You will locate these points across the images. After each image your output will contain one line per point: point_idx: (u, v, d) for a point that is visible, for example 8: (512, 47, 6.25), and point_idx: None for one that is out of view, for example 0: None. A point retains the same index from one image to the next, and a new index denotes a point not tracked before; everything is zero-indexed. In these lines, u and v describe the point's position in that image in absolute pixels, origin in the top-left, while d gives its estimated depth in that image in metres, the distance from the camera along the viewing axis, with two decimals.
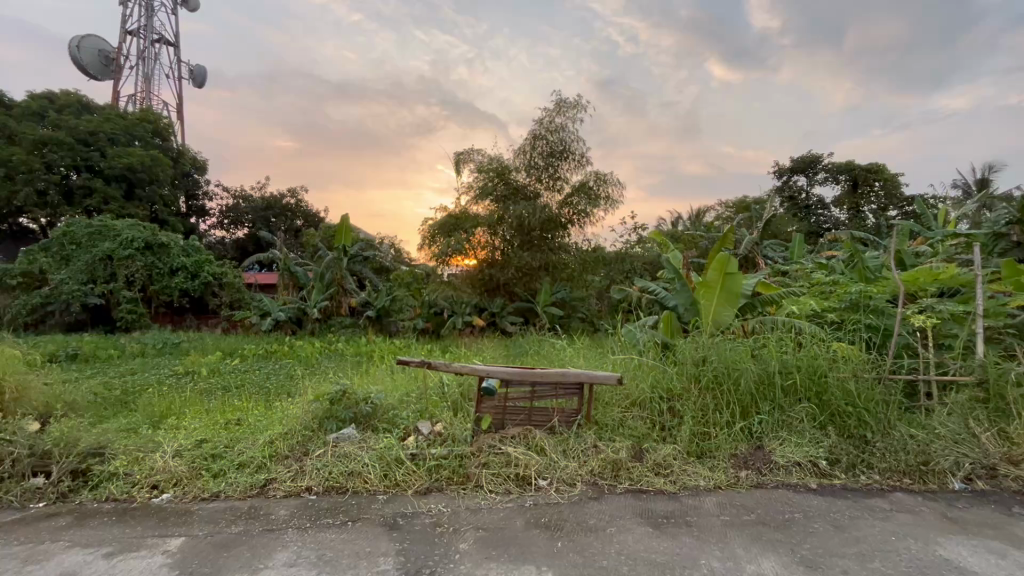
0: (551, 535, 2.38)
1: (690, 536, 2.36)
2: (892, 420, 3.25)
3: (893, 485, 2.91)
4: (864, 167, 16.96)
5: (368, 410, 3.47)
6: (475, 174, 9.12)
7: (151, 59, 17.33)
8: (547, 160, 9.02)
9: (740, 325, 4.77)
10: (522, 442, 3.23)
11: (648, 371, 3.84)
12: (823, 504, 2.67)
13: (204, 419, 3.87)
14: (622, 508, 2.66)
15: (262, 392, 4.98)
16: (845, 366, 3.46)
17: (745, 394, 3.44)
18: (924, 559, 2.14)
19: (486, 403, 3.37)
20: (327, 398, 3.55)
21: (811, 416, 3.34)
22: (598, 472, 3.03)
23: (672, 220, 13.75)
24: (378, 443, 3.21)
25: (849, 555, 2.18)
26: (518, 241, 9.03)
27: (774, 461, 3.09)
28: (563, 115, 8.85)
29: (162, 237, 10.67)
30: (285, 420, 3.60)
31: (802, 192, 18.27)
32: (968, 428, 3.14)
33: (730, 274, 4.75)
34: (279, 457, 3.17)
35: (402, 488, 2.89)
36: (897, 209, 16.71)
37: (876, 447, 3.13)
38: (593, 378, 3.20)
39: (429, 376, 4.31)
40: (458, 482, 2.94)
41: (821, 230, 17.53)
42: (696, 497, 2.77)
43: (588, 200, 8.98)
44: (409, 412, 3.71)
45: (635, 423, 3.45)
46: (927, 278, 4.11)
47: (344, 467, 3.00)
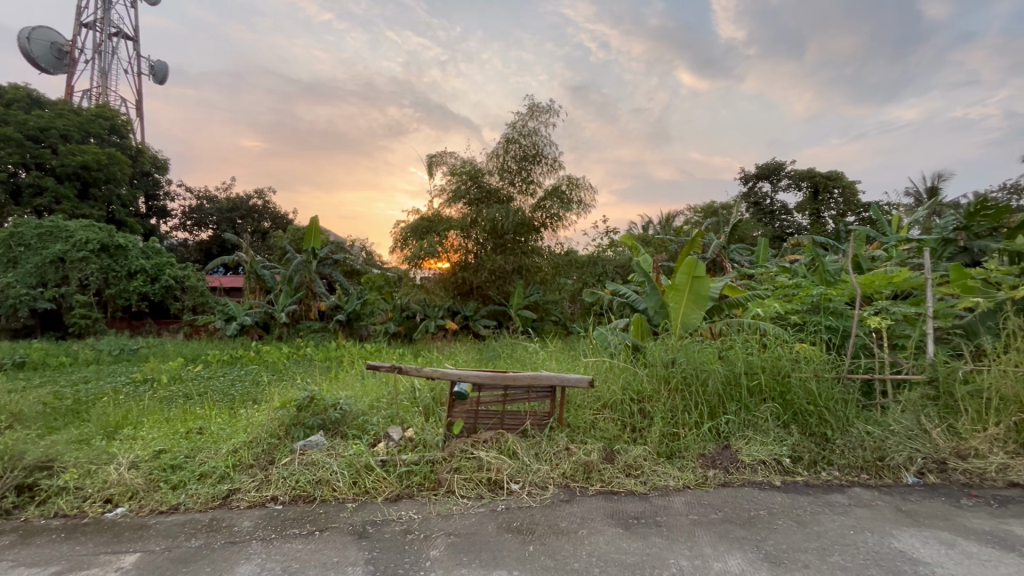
0: (522, 539, 2.38)
1: (659, 536, 2.39)
2: (851, 418, 3.37)
3: (851, 480, 3.03)
4: (824, 175, 17.67)
5: (337, 416, 3.40)
6: (448, 177, 9.09)
7: (108, 54, 16.67)
8: (520, 164, 9.04)
9: (708, 328, 4.87)
10: (494, 446, 3.21)
11: (618, 373, 3.89)
12: (786, 500, 2.75)
13: (164, 429, 3.72)
14: (592, 510, 2.68)
15: (226, 399, 4.82)
16: (807, 367, 3.57)
17: (713, 394, 3.52)
18: (880, 552, 2.22)
19: (458, 407, 3.37)
20: (294, 405, 3.45)
21: (775, 415, 3.44)
22: (570, 475, 3.05)
23: (642, 224, 13.99)
24: (347, 449, 3.15)
25: (810, 549, 2.25)
26: (491, 244, 9.04)
27: (740, 460, 3.16)
28: (535, 119, 8.90)
29: (119, 238, 10.23)
30: (249, 427, 3.50)
31: (767, 198, 18.85)
32: (920, 425, 3.30)
33: (698, 277, 4.85)
34: (243, 467, 3.07)
35: (372, 495, 2.84)
36: (856, 215, 17.40)
37: (835, 443, 3.25)
38: (565, 381, 3.21)
39: (399, 381, 4.26)
40: (429, 488, 2.92)
41: (785, 234, 18.13)
42: (666, 497, 2.82)
43: (559, 204, 9.03)
44: (379, 418, 3.64)
45: (606, 425, 3.49)
46: (881, 281, 4.29)
47: (312, 475, 2.93)
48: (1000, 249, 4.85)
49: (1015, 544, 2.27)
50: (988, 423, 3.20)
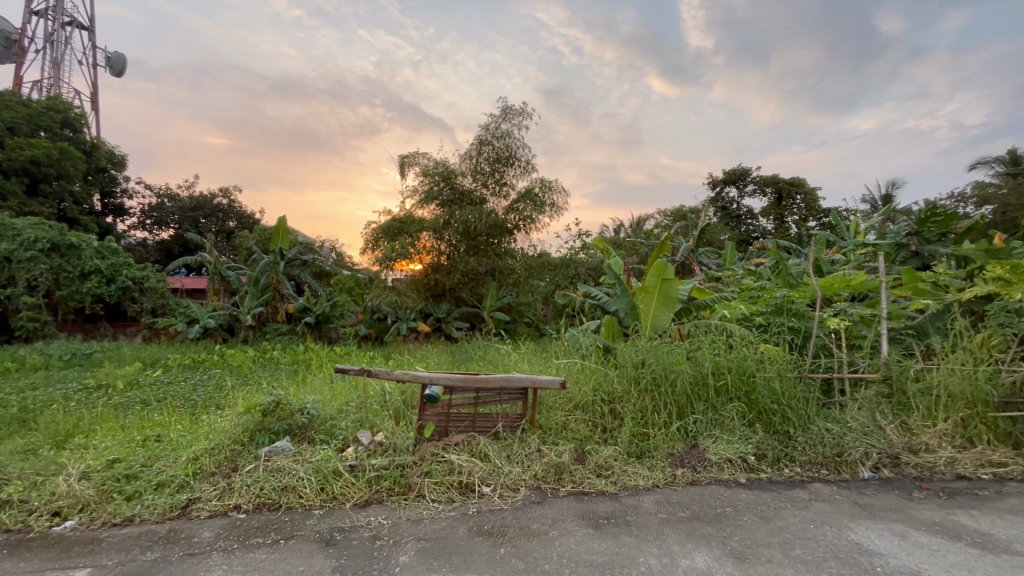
0: (493, 542, 2.37)
1: (629, 536, 2.42)
2: (812, 416, 3.48)
3: (812, 476, 3.13)
4: (787, 181, 18.27)
5: (304, 421, 3.32)
6: (421, 178, 9.01)
7: (61, 44, 15.91)
8: (493, 166, 9.03)
9: (677, 330, 4.96)
10: (465, 449, 3.19)
11: (589, 374, 3.92)
12: (751, 497, 2.83)
13: (118, 437, 3.55)
14: (564, 511, 2.69)
15: (188, 405, 4.64)
16: (771, 367, 3.67)
17: (681, 394, 3.59)
18: (838, 544, 2.30)
19: (429, 410, 3.33)
20: (259, 410, 3.35)
21: (740, 413, 3.53)
22: (541, 476, 3.06)
23: (614, 227, 14.17)
24: (315, 455, 3.07)
25: (773, 544, 2.31)
26: (464, 246, 9.01)
27: (707, 458, 3.23)
28: (508, 121, 8.92)
29: (71, 237, 9.74)
30: (212, 434, 3.38)
31: (733, 202, 19.38)
32: (876, 421, 3.45)
33: (668, 279, 4.95)
34: (203, 475, 2.97)
35: (340, 501, 2.78)
36: (816, 220, 18.05)
37: (797, 441, 3.36)
38: (536, 382, 3.22)
39: (369, 384, 4.19)
40: (399, 493, 2.87)
41: (750, 238, 18.67)
42: (635, 497, 2.85)
43: (533, 206, 9.05)
44: (348, 422, 3.58)
45: (577, 425, 3.53)
46: (840, 284, 4.44)
47: (277, 482, 2.85)
48: (948, 254, 5.12)
49: (962, 534, 2.39)
50: (937, 419, 3.38)
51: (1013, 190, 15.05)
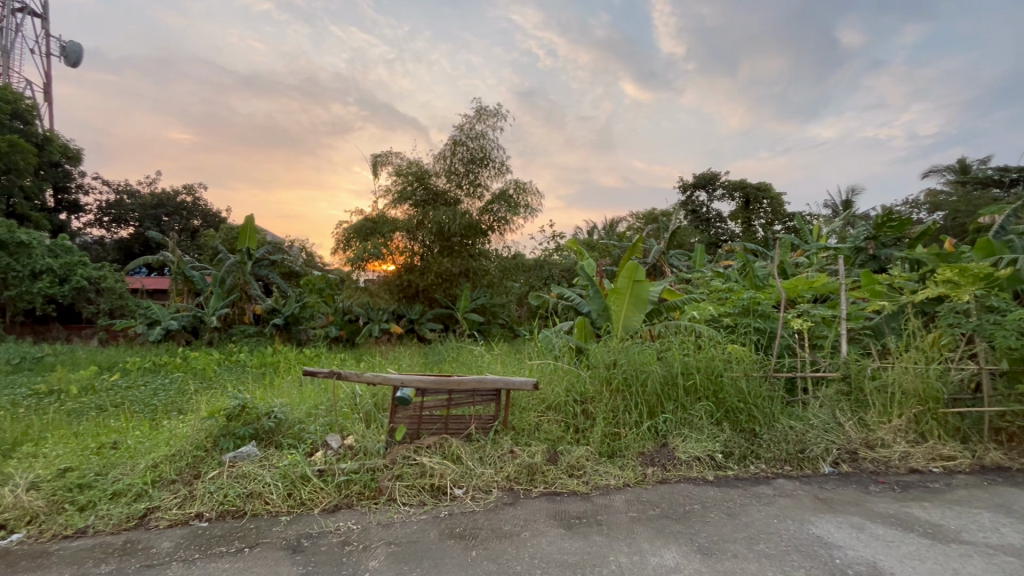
0: (465, 545, 2.35)
1: (600, 535, 2.44)
2: (776, 414, 3.59)
3: (776, 472, 3.23)
4: (754, 186, 18.79)
5: (271, 425, 3.23)
6: (394, 177, 8.92)
7: (11, 31, 15.12)
8: (467, 167, 9.00)
9: (648, 330, 5.03)
10: (437, 452, 3.17)
11: (563, 375, 3.95)
12: (718, 494, 2.90)
13: (71, 444, 3.39)
14: (535, 512, 2.70)
15: (147, 410, 4.46)
16: (738, 366, 3.75)
17: (652, 394, 3.65)
18: (800, 538, 2.37)
19: (401, 412, 3.29)
20: (224, 414, 3.25)
21: (708, 412, 3.60)
22: (514, 477, 3.06)
23: (587, 229, 14.30)
24: (281, 460, 3.00)
25: (738, 539, 2.37)
26: (438, 246, 8.94)
27: (677, 457, 3.30)
28: (483, 122, 8.91)
29: (21, 234, 9.23)
30: (173, 440, 3.26)
31: (703, 206, 19.82)
32: (836, 418, 3.58)
33: (639, 281, 5.02)
34: (163, 482, 2.85)
35: (308, 507, 2.72)
36: (782, 224, 18.62)
37: (763, 439, 3.46)
38: (510, 383, 3.22)
39: (339, 387, 4.11)
40: (369, 497, 2.83)
41: (720, 241, 19.14)
42: (607, 497, 2.88)
43: (507, 208, 9.06)
44: (317, 425, 3.49)
45: (550, 426, 3.54)
46: (804, 286, 4.59)
47: (241, 489, 2.77)
48: (902, 257, 5.37)
49: (914, 525, 2.50)
50: (892, 416, 3.54)
51: (961, 197, 15.90)
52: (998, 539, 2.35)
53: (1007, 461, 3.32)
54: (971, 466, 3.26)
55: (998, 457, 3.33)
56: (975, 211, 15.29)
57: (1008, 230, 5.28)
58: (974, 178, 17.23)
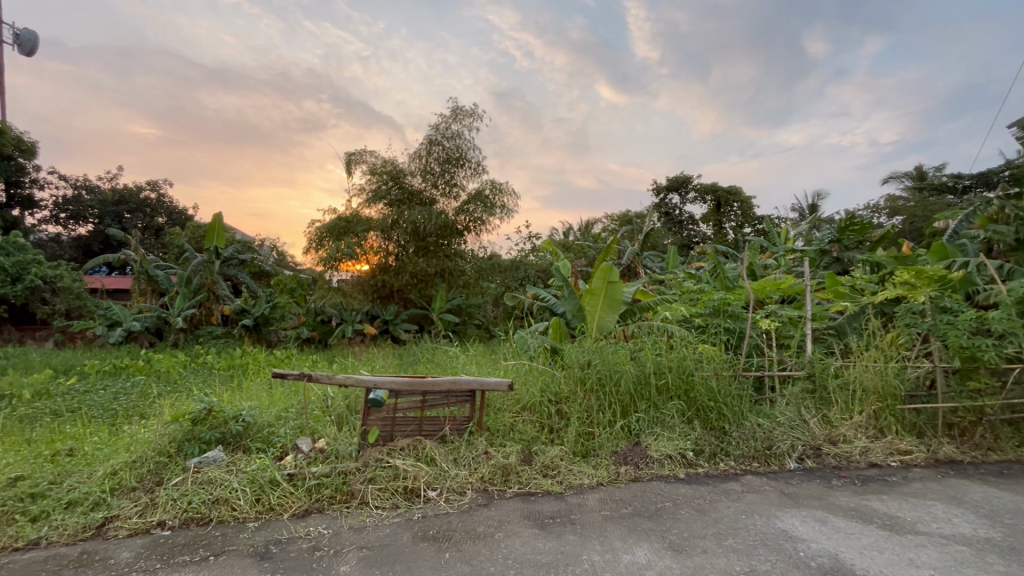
0: (439, 547, 2.34)
1: (573, 534, 2.46)
2: (745, 412, 3.68)
3: (745, 469, 3.32)
4: (725, 189, 19.23)
5: (239, 429, 3.14)
6: (368, 176, 8.81)
7: None
8: (443, 166, 8.94)
9: (622, 330, 5.10)
10: (411, 454, 3.14)
11: (537, 375, 3.97)
12: (689, 491, 2.95)
13: (21, 452, 3.22)
14: (509, 512, 2.70)
15: (106, 415, 4.28)
16: (708, 366, 3.83)
17: (625, 394, 3.69)
18: (767, 533, 2.44)
19: (374, 415, 3.22)
20: (189, 418, 3.15)
21: (680, 411, 3.67)
22: (488, 478, 3.05)
23: (563, 230, 14.40)
24: (249, 465, 2.92)
25: (708, 535, 2.42)
26: (413, 246, 8.85)
27: (649, 455, 3.35)
28: (459, 122, 8.88)
29: None
30: (134, 445, 3.14)
31: (676, 209, 20.18)
32: (801, 416, 3.70)
33: (612, 282, 5.08)
34: (122, 490, 2.75)
35: (277, 512, 2.66)
36: (751, 227, 19.12)
37: (732, 436, 3.54)
38: (484, 384, 3.21)
39: (310, 389, 4.03)
40: (341, 501, 2.78)
41: (692, 243, 19.52)
42: (580, 496, 2.91)
43: (483, 208, 9.04)
44: (287, 428, 3.41)
45: (525, 426, 3.55)
46: (772, 287, 4.71)
47: (207, 495, 2.69)
48: (864, 260, 5.58)
49: (873, 517, 2.60)
50: (853, 412, 3.68)
51: (918, 203, 16.64)
52: (950, 529, 2.46)
53: (959, 454, 3.48)
54: (926, 460, 3.41)
55: (951, 451, 3.49)
56: (931, 215, 16.03)
57: (960, 234, 5.56)
58: (930, 185, 18.03)
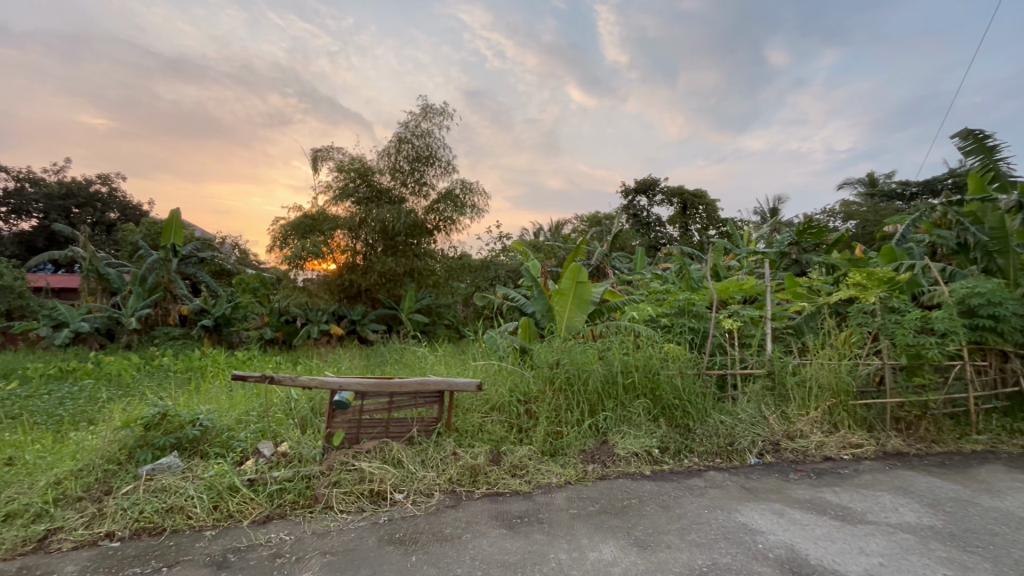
0: (405, 550, 2.30)
1: (541, 533, 2.47)
2: (708, 409, 3.77)
3: (708, 465, 3.40)
4: (691, 193, 19.69)
5: (196, 433, 3.02)
6: (335, 173, 8.64)
7: None
8: (412, 165, 8.83)
9: (590, 330, 5.16)
10: (377, 456, 3.09)
11: (506, 375, 3.97)
12: (655, 488, 3.01)
13: None
14: (477, 513, 2.68)
15: (52, 421, 4.05)
16: (673, 364, 3.92)
17: (593, 393, 3.73)
18: (728, 526, 2.51)
19: (339, 417, 3.17)
20: (140, 423, 2.99)
21: (646, 409, 3.74)
22: (456, 480, 3.03)
23: (534, 230, 14.45)
24: (207, 471, 2.81)
25: (672, 531, 2.47)
26: (382, 245, 8.71)
27: (616, 453, 3.40)
28: (429, 120, 8.79)
29: None
30: (80, 453, 2.98)
31: (644, 211, 20.55)
32: (761, 413, 3.83)
33: (581, 282, 5.13)
34: (68, 500, 2.60)
35: (236, 519, 2.57)
36: (716, 229, 19.65)
37: (696, 433, 3.63)
38: (453, 385, 3.19)
39: (273, 392, 3.91)
40: (304, 506, 2.71)
41: (659, 245, 19.90)
42: (548, 495, 2.92)
43: (453, 207, 8.97)
44: (247, 432, 3.30)
45: (493, 426, 3.54)
46: (734, 288, 4.84)
47: (160, 503, 2.57)
48: (821, 262, 5.81)
49: (827, 509, 2.71)
50: (810, 408, 3.83)
51: (870, 207, 17.50)
52: (897, 518, 2.59)
53: (906, 447, 3.67)
54: (876, 453, 3.57)
55: (898, 444, 3.67)
56: (882, 220, 16.88)
57: (907, 238, 5.87)
58: (882, 192, 18.93)
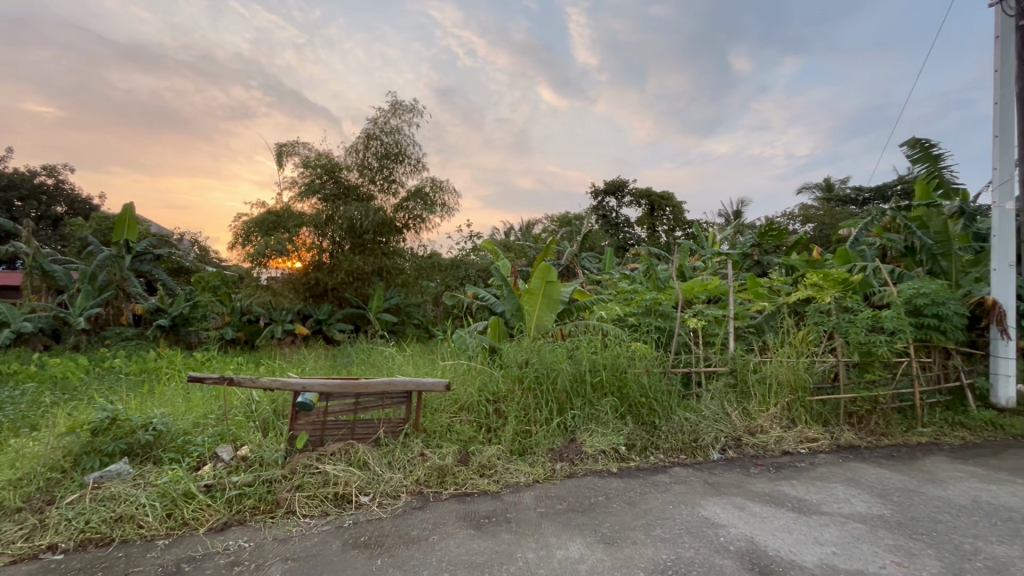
0: (370, 554, 2.26)
1: (509, 532, 2.47)
2: (673, 407, 3.85)
3: (673, 461, 3.47)
4: (658, 194, 20.08)
5: (148, 439, 2.88)
6: (301, 169, 8.43)
7: None
8: (381, 162, 8.69)
9: (559, 330, 5.18)
10: (342, 459, 3.03)
11: (475, 374, 3.95)
12: (621, 485, 3.05)
13: None
14: (445, 514, 2.66)
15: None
16: (640, 363, 3.99)
17: (561, 391, 3.76)
18: (691, 521, 2.56)
19: (302, 419, 3.10)
20: (88, 428, 2.85)
21: (614, 407, 3.79)
22: (424, 481, 2.99)
23: (504, 230, 14.45)
24: (160, 477, 2.69)
25: (638, 526, 2.51)
26: (349, 244, 8.52)
27: (584, 451, 3.43)
28: (398, 117, 8.67)
29: None
30: (20, 461, 2.81)
31: (613, 211, 20.83)
32: (724, 409, 3.93)
33: (551, 282, 5.15)
34: (5, 511, 2.45)
35: (191, 527, 2.47)
36: (682, 231, 20.09)
37: (661, 430, 3.70)
38: (421, 385, 3.15)
39: (233, 394, 3.77)
40: (265, 511, 2.63)
41: (628, 245, 20.20)
42: (516, 494, 2.92)
43: (423, 206, 8.86)
44: (205, 436, 3.17)
45: (461, 427, 3.52)
46: (699, 288, 4.96)
47: (109, 513, 2.45)
48: (782, 263, 6.02)
49: (785, 501, 2.80)
50: (770, 404, 3.95)
51: (827, 212, 18.25)
52: (849, 508, 2.71)
53: (857, 440, 3.83)
54: (830, 446, 3.72)
55: (851, 437, 3.83)
56: (837, 224, 17.66)
57: (861, 241, 6.14)
58: (837, 197, 19.76)
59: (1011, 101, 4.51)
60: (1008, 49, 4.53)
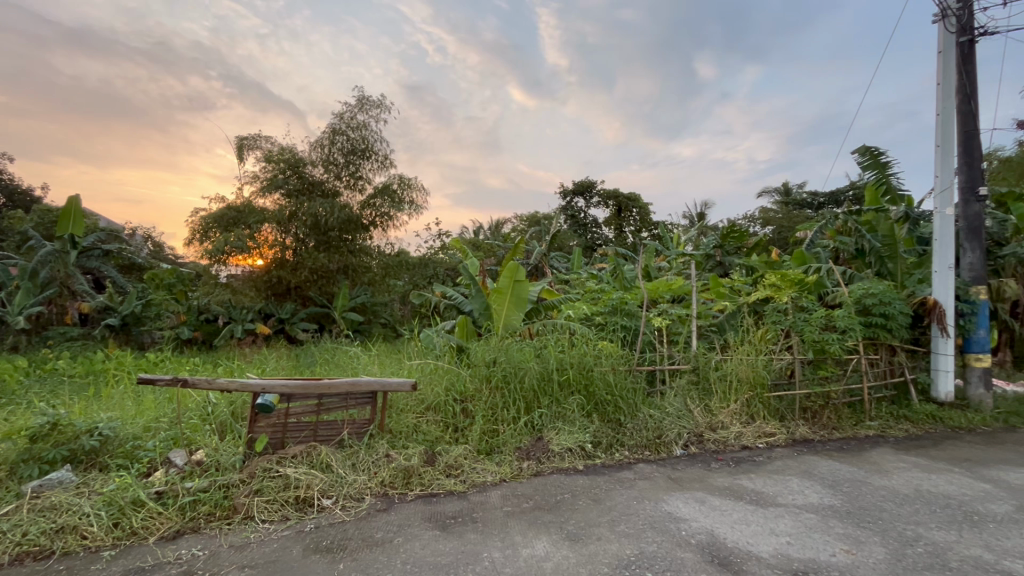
0: (332, 559, 2.21)
1: (475, 532, 2.46)
2: (638, 404, 3.90)
3: (637, 457, 3.53)
4: (625, 195, 20.43)
5: (93, 444, 2.73)
6: (262, 163, 8.16)
7: None
8: (347, 158, 8.50)
9: (527, 329, 5.19)
10: (304, 462, 2.94)
11: (442, 374, 3.91)
12: (587, 482, 3.09)
13: None
14: (410, 515, 2.62)
15: None
16: (606, 361, 4.04)
17: (529, 390, 3.76)
18: (654, 516, 2.61)
19: (262, 421, 3.00)
20: (26, 434, 2.68)
21: (580, 405, 3.82)
22: (389, 482, 2.94)
23: (473, 228, 14.40)
24: (106, 485, 2.56)
25: (602, 523, 2.54)
26: (313, 241, 8.29)
27: (551, 449, 3.46)
28: (364, 112, 8.50)
29: None
30: None
31: (581, 212, 21.07)
32: (686, 406, 4.03)
33: (518, 282, 5.17)
34: None
35: (140, 536, 2.35)
36: (648, 231, 20.50)
37: (626, 427, 3.76)
38: (386, 385, 3.10)
39: (188, 397, 3.61)
40: (221, 517, 2.53)
41: (595, 245, 20.46)
42: (483, 493, 2.91)
43: (390, 203, 8.69)
44: (157, 440, 3.03)
45: (428, 427, 3.48)
46: (663, 288, 5.07)
47: (49, 524, 2.31)
48: (742, 264, 6.21)
49: (743, 494, 2.89)
50: (730, 401, 4.07)
51: (785, 215, 18.98)
52: (802, 500, 2.82)
53: (811, 434, 4.00)
54: (786, 440, 3.86)
55: (805, 432, 3.99)
56: (794, 227, 18.41)
57: (816, 243, 6.39)
58: (794, 201, 20.60)
59: (951, 113, 4.78)
60: (949, 63, 4.82)
